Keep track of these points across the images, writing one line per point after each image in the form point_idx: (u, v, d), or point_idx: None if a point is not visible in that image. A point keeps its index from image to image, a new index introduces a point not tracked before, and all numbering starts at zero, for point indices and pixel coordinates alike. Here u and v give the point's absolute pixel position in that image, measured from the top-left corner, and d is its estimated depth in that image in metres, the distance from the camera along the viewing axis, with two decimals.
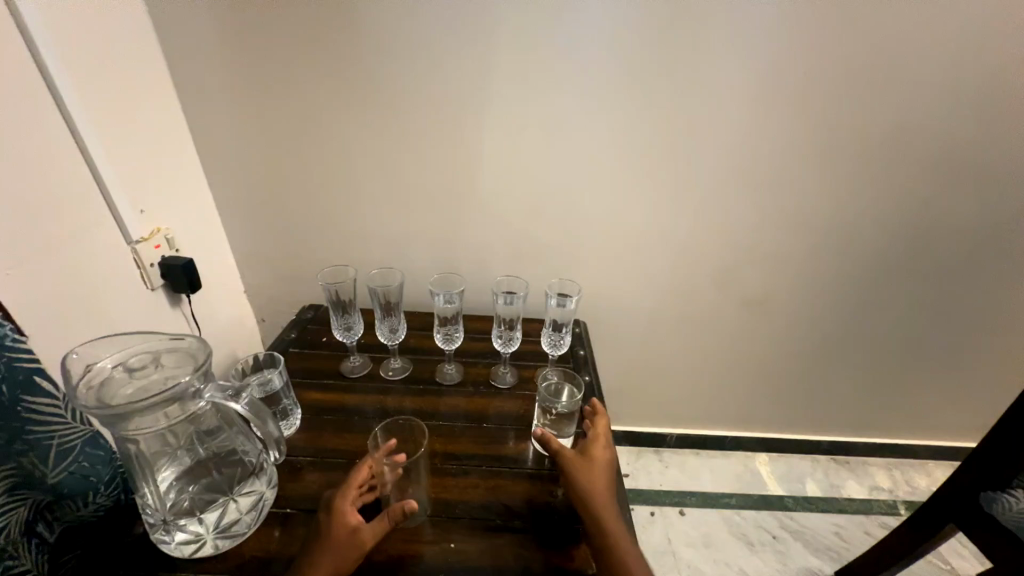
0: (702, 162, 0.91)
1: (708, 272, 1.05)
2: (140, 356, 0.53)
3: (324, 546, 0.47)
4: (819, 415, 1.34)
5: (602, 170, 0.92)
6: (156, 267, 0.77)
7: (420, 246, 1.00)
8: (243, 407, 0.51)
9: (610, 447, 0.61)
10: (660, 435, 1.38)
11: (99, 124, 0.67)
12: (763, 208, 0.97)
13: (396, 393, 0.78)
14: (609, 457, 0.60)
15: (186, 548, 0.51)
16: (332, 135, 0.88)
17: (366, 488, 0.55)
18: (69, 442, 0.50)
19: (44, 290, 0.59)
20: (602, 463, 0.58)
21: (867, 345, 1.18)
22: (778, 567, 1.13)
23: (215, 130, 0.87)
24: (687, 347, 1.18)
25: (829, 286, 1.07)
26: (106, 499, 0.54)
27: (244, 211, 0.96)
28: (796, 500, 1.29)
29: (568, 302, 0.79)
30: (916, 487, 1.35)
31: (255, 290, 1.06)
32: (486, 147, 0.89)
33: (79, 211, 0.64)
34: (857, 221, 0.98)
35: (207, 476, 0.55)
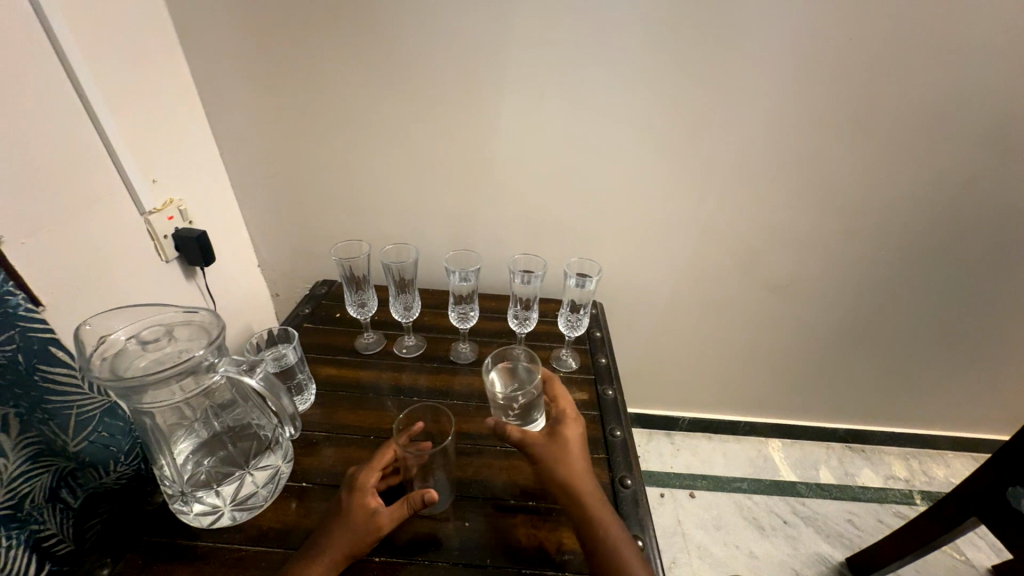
0: (734, 137, 0.86)
1: (732, 254, 1.01)
2: (153, 329, 0.52)
3: (340, 523, 0.48)
4: (837, 403, 1.31)
5: (628, 144, 0.87)
6: (170, 239, 0.76)
7: (435, 222, 0.98)
8: (258, 382, 0.50)
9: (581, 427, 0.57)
10: (672, 418, 1.38)
11: (107, 90, 0.64)
12: (796, 188, 0.91)
13: (409, 370, 0.77)
14: (582, 438, 0.56)
15: (204, 519, 0.51)
16: (346, 106, 0.84)
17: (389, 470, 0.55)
18: (86, 414, 0.50)
19: (59, 260, 0.58)
20: (575, 447, 0.55)
21: (895, 333, 1.14)
22: (788, 551, 1.13)
23: (226, 98, 0.84)
24: (705, 331, 1.16)
25: (861, 271, 1.03)
26: (126, 468, 0.55)
27: (257, 184, 0.94)
28: (808, 487, 1.28)
29: (588, 283, 0.77)
30: (934, 478, 1.33)
31: (268, 264, 1.05)
32: (506, 119, 0.85)
33: (92, 180, 0.62)
34: (898, 203, 0.92)
35: (223, 450, 0.55)
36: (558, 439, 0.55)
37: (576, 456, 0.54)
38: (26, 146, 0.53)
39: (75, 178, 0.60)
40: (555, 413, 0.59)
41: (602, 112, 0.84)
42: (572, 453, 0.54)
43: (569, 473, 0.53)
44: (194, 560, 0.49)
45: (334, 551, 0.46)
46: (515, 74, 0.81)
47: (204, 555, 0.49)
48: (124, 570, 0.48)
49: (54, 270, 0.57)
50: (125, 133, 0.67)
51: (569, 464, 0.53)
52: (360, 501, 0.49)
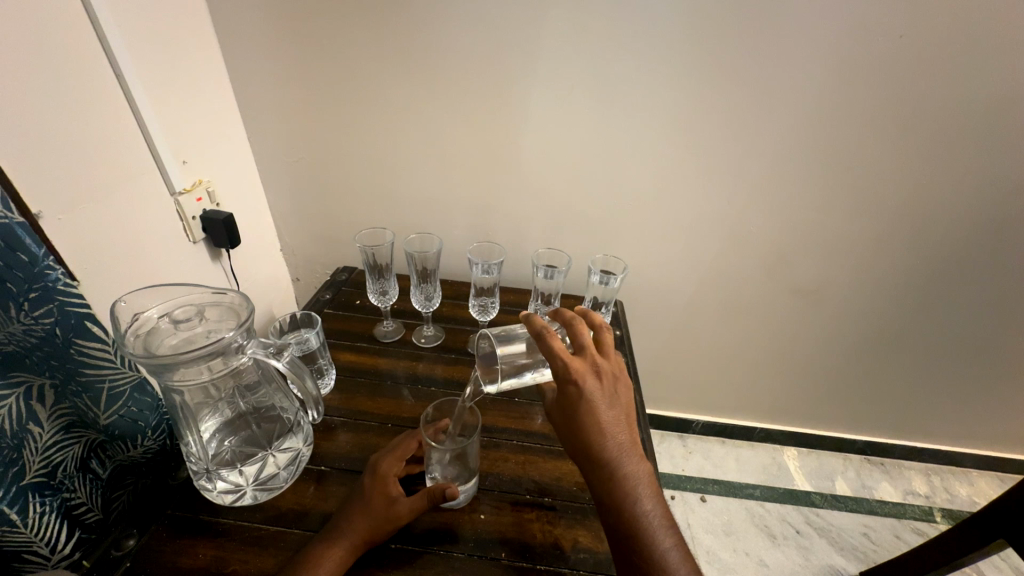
0: (767, 137, 0.83)
1: (758, 258, 0.98)
2: (185, 308, 0.53)
3: (359, 509, 0.48)
4: (857, 414, 1.28)
5: (658, 140, 0.85)
6: (198, 220, 0.77)
7: (457, 214, 0.97)
8: (285, 364, 0.51)
9: (593, 380, 0.49)
10: (685, 420, 1.36)
11: (143, 71, 0.65)
12: (830, 191, 0.88)
13: (427, 360, 0.78)
14: (596, 397, 0.49)
15: (227, 496, 0.52)
16: (374, 92, 0.84)
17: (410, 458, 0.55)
18: (118, 387, 0.50)
19: (96, 238, 0.59)
20: (590, 408, 0.48)
21: (924, 345, 1.10)
22: (800, 561, 1.11)
23: (255, 81, 0.84)
24: (726, 335, 1.14)
25: (893, 280, 0.99)
26: (153, 443, 0.56)
27: (283, 169, 0.94)
28: (823, 497, 1.26)
29: (612, 281, 0.76)
30: (956, 495, 1.29)
31: (291, 249, 1.06)
32: (533, 113, 0.84)
33: (126, 160, 0.63)
34: (940, 211, 0.88)
35: (246, 430, 0.56)
36: (570, 402, 0.49)
37: (593, 421, 0.48)
38: (60, 119, 0.54)
39: (110, 154, 0.61)
40: (558, 372, 0.49)
41: (633, 106, 0.82)
42: (587, 418, 0.48)
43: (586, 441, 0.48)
44: (216, 536, 0.50)
45: (353, 536, 0.47)
46: (545, 64, 0.79)
47: (225, 532, 0.50)
48: (150, 543, 0.49)
49: (88, 247, 0.58)
50: (159, 112, 0.68)
51: (581, 438, 0.48)
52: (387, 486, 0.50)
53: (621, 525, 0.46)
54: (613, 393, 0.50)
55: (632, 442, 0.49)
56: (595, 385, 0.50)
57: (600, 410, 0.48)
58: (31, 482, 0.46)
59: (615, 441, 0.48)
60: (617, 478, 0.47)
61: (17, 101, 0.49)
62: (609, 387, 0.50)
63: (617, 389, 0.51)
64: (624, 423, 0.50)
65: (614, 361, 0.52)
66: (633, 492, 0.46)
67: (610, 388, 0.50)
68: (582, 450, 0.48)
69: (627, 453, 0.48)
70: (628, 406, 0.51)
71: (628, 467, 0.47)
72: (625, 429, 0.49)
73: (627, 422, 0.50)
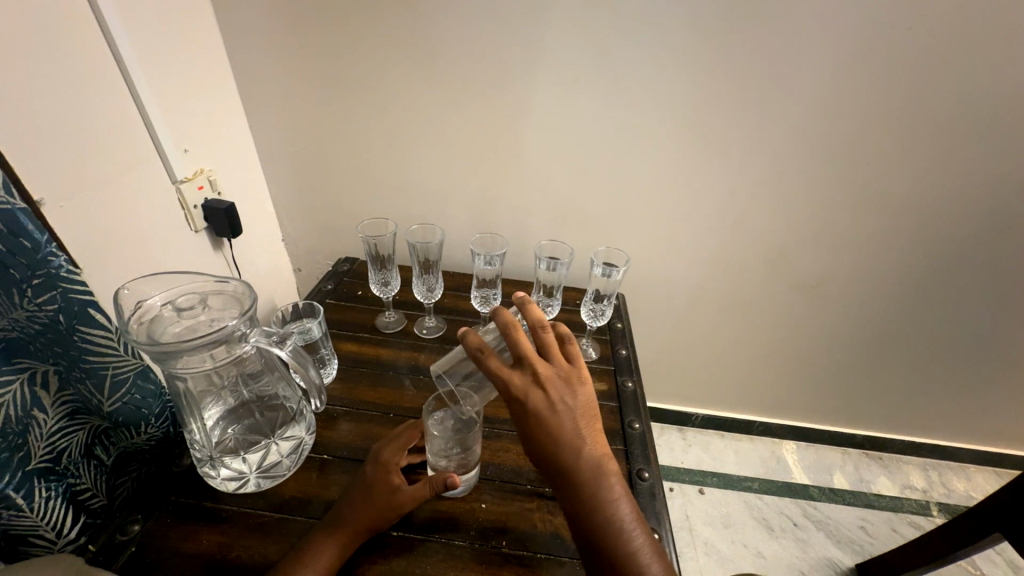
0: (773, 130, 0.82)
1: (760, 252, 0.98)
2: (187, 296, 0.53)
3: (359, 496, 0.49)
4: (856, 408, 1.28)
5: (663, 132, 0.84)
6: (200, 209, 0.77)
7: (459, 206, 0.97)
8: (287, 353, 0.51)
9: (539, 391, 0.45)
10: (685, 413, 1.37)
11: (145, 59, 0.64)
12: (836, 186, 0.87)
13: (428, 350, 0.78)
14: (542, 410, 0.45)
15: (230, 483, 0.52)
16: (376, 81, 0.83)
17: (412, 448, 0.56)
18: (122, 374, 0.50)
19: (98, 227, 0.59)
20: (538, 422, 0.45)
21: (925, 341, 1.10)
22: (796, 553, 1.12)
23: (256, 68, 0.83)
24: (728, 329, 1.13)
25: (896, 275, 0.98)
26: (156, 430, 0.56)
27: (284, 158, 0.94)
28: (821, 491, 1.27)
29: (615, 273, 0.75)
30: (953, 490, 1.30)
31: (293, 240, 1.06)
32: (537, 104, 0.83)
33: (127, 148, 0.63)
34: (947, 206, 0.87)
35: (249, 418, 0.57)
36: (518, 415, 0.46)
37: (543, 434, 0.45)
38: (62, 106, 0.53)
39: (110, 142, 0.60)
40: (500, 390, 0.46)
41: (640, 98, 0.81)
42: (537, 430, 0.45)
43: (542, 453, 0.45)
44: (219, 522, 0.50)
45: (354, 524, 0.47)
46: (550, 55, 0.78)
47: (228, 518, 0.51)
48: (154, 528, 0.50)
49: (90, 235, 0.58)
50: (160, 99, 0.68)
51: (537, 451, 0.46)
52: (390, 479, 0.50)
53: (588, 536, 0.44)
54: (563, 401, 0.45)
55: (595, 447, 0.46)
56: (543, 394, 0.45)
57: (553, 422, 0.45)
58: (35, 467, 0.46)
59: (576, 451, 0.45)
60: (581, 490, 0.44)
61: (17, 88, 0.48)
62: (563, 391, 0.46)
63: (572, 391, 0.46)
64: (584, 428, 0.46)
65: (564, 364, 0.47)
66: (596, 502, 0.44)
67: (560, 395, 0.45)
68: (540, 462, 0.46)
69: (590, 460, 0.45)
70: (590, 405, 0.46)
71: (589, 475, 0.44)
72: (583, 436, 0.45)
73: (586, 428, 0.46)
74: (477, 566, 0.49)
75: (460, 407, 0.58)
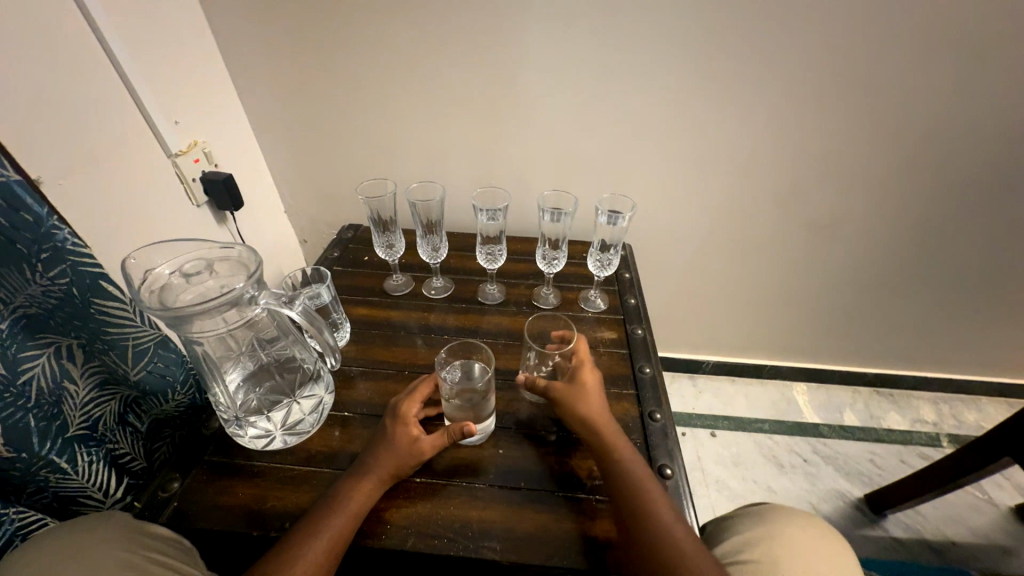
0: (787, 59, 0.77)
1: (772, 193, 0.95)
2: (194, 263, 0.53)
3: (382, 447, 0.51)
4: (869, 347, 1.28)
5: (669, 70, 0.79)
6: (198, 181, 0.76)
7: (459, 164, 0.94)
8: (298, 314, 0.51)
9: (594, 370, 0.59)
10: (696, 361, 1.38)
11: (123, 26, 0.62)
12: (854, 116, 0.82)
13: (438, 310, 0.78)
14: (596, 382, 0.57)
15: (258, 441, 0.55)
16: (361, 33, 0.78)
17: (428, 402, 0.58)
18: (142, 344, 0.52)
19: (98, 204, 0.59)
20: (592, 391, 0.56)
21: (942, 276, 1.08)
22: (806, 487, 1.16)
23: (235, 28, 0.78)
24: (738, 274, 1.12)
25: (915, 209, 0.95)
26: (183, 397, 0.58)
27: (276, 124, 0.91)
28: (831, 428, 1.29)
29: (620, 220, 0.73)
30: (964, 421, 1.31)
31: (294, 210, 1.05)
32: (533, 48, 0.78)
33: (116, 121, 0.61)
34: (971, 131, 0.83)
35: (270, 380, 0.58)
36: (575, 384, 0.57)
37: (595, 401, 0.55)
38: (42, 80, 0.52)
39: (97, 115, 0.58)
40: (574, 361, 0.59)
41: (642, 32, 0.75)
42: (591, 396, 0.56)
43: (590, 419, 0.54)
44: (252, 477, 0.53)
45: (379, 473, 0.50)
46: None
47: (260, 473, 0.54)
48: (192, 485, 0.53)
49: (91, 212, 0.58)
50: (144, 67, 0.65)
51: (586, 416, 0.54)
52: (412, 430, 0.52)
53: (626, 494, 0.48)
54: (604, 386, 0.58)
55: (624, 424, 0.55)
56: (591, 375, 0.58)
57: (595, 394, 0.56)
58: (75, 434, 0.49)
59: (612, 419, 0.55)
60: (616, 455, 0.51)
61: None
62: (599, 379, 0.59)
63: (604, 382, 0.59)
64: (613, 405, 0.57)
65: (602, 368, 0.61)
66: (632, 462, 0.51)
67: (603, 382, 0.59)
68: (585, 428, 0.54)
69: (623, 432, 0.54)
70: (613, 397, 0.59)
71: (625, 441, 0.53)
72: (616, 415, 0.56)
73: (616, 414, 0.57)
74: (498, 506, 0.51)
75: (471, 361, 0.60)
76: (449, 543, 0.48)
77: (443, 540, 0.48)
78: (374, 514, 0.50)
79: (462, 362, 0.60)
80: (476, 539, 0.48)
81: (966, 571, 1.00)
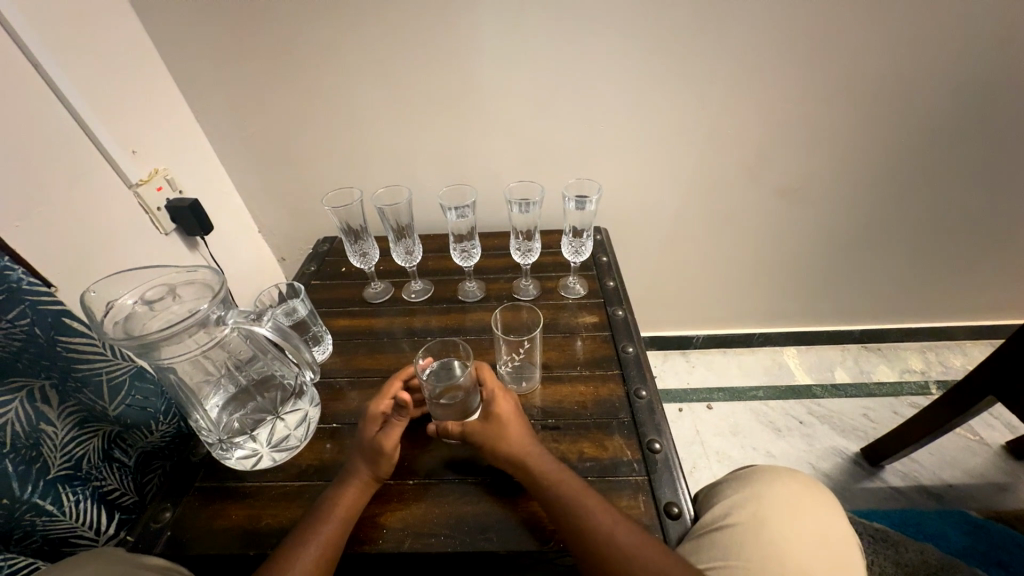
0: (738, 29, 0.78)
1: (740, 163, 0.96)
2: (155, 289, 0.54)
3: (362, 451, 0.51)
4: (852, 304, 1.30)
5: (624, 50, 0.79)
6: (164, 210, 0.75)
7: (428, 165, 0.94)
8: (270, 330, 0.50)
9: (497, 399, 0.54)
10: (686, 337, 1.40)
11: (66, 60, 0.60)
12: (810, 79, 0.84)
13: (421, 313, 0.78)
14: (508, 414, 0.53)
15: (246, 461, 0.55)
16: (313, 44, 0.77)
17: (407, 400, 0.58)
18: (117, 378, 0.52)
19: (59, 244, 0.58)
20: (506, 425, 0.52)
21: (915, 226, 1.10)
22: (804, 448, 1.18)
23: (183, 50, 0.77)
24: (717, 247, 1.13)
25: (879, 164, 0.96)
26: (167, 426, 0.58)
27: (238, 143, 0.90)
28: (824, 388, 1.31)
29: (588, 204, 0.74)
30: (950, 367, 1.34)
31: (267, 228, 1.04)
32: (487, 42, 0.78)
33: (71, 158, 0.61)
34: (925, 81, 0.84)
35: (252, 400, 0.58)
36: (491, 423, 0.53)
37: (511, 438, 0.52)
38: None
39: (47, 155, 0.57)
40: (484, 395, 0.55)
41: (593, 13, 0.75)
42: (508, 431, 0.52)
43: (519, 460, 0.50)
44: (244, 497, 0.53)
45: (360, 475, 0.50)
46: None
47: (252, 493, 0.53)
48: (185, 512, 0.53)
49: (54, 253, 0.57)
50: (93, 97, 0.64)
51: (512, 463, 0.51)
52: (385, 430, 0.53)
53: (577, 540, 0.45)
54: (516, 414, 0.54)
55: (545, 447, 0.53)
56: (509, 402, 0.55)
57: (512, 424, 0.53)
58: (57, 475, 0.48)
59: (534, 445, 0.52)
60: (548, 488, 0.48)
61: None
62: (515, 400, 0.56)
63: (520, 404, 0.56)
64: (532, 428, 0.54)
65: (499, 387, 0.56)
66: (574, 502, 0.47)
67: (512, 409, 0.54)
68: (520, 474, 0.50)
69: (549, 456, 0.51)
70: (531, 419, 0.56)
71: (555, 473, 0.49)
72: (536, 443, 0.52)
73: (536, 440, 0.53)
74: (491, 498, 0.52)
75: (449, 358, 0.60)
76: (446, 540, 0.48)
77: (440, 538, 0.49)
78: (369, 519, 0.50)
79: (439, 362, 0.60)
80: (472, 533, 0.49)
81: (964, 511, 1.02)
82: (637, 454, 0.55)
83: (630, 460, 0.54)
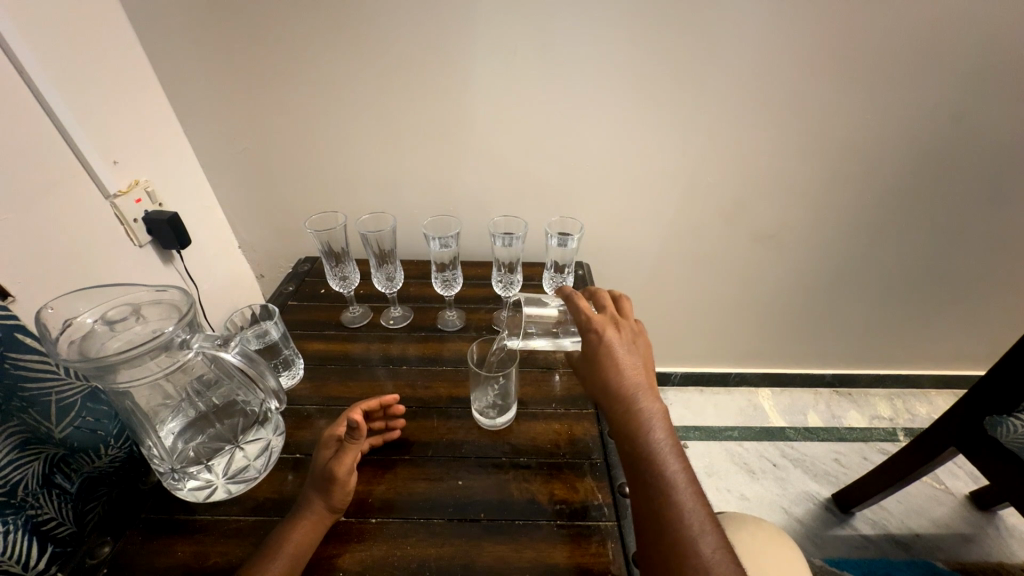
0: (718, 87, 0.83)
1: (718, 208, 1.00)
2: (118, 308, 0.53)
3: (316, 484, 0.49)
4: (823, 349, 1.34)
5: (612, 95, 0.83)
6: (140, 223, 0.73)
7: (416, 193, 0.95)
8: (236, 356, 0.49)
9: (613, 327, 0.54)
10: (664, 374, 1.41)
11: (58, 69, 0.60)
12: (783, 135, 0.89)
13: (399, 340, 0.77)
14: (616, 339, 0.53)
15: (199, 493, 0.52)
16: (312, 72, 0.79)
17: (371, 436, 0.58)
18: (68, 399, 0.51)
19: (37, 253, 0.57)
20: (610, 345, 0.53)
21: (882, 276, 1.15)
22: (777, 491, 1.18)
23: (182, 65, 0.78)
24: (695, 287, 1.16)
25: (848, 216, 1.02)
26: (119, 451, 0.56)
27: (228, 160, 0.90)
28: (797, 431, 1.33)
29: (570, 241, 0.75)
30: (917, 415, 1.38)
31: (249, 245, 1.03)
32: (482, 83, 0.81)
33: (53, 168, 0.60)
34: (887, 144, 0.91)
35: (211, 427, 0.56)
36: (594, 342, 0.54)
37: (610, 358, 0.52)
38: None
39: (33, 163, 0.57)
40: (583, 319, 0.55)
41: (584, 60, 0.79)
42: (606, 355, 0.53)
43: (608, 379, 0.52)
44: (194, 533, 0.50)
45: (313, 508, 0.48)
46: (488, 30, 0.76)
47: (203, 528, 0.50)
48: (126, 547, 0.49)
49: (31, 264, 0.56)
50: (79, 103, 0.63)
51: (602, 380, 0.52)
52: (337, 454, 0.51)
53: (632, 459, 0.49)
54: (633, 342, 0.54)
55: (652, 389, 0.52)
56: (616, 331, 0.54)
57: (615, 351, 0.53)
58: None
59: (635, 390, 0.51)
60: (631, 414, 0.50)
61: None
62: (630, 338, 0.54)
63: (638, 342, 0.55)
64: (644, 371, 0.53)
65: (633, 320, 0.57)
66: (643, 427, 0.49)
67: (628, 337, 0.54)
68: (602, 393, 0.52)
69: (645, 403, 0.50)
70: (651, 361, 0.54)
71: (643, 403, 0.50)
72: (643, 372, 0.52)
73: (644, 373, 0.53)
74: (456, 540, 0.50)
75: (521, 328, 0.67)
76: None
77: None
78: (324, 562, 0.47)
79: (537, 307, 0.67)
80: None
81: (932, 562, 1.03)
82: (608, 497, 0.54)
83: (601, 504, 0.53)
